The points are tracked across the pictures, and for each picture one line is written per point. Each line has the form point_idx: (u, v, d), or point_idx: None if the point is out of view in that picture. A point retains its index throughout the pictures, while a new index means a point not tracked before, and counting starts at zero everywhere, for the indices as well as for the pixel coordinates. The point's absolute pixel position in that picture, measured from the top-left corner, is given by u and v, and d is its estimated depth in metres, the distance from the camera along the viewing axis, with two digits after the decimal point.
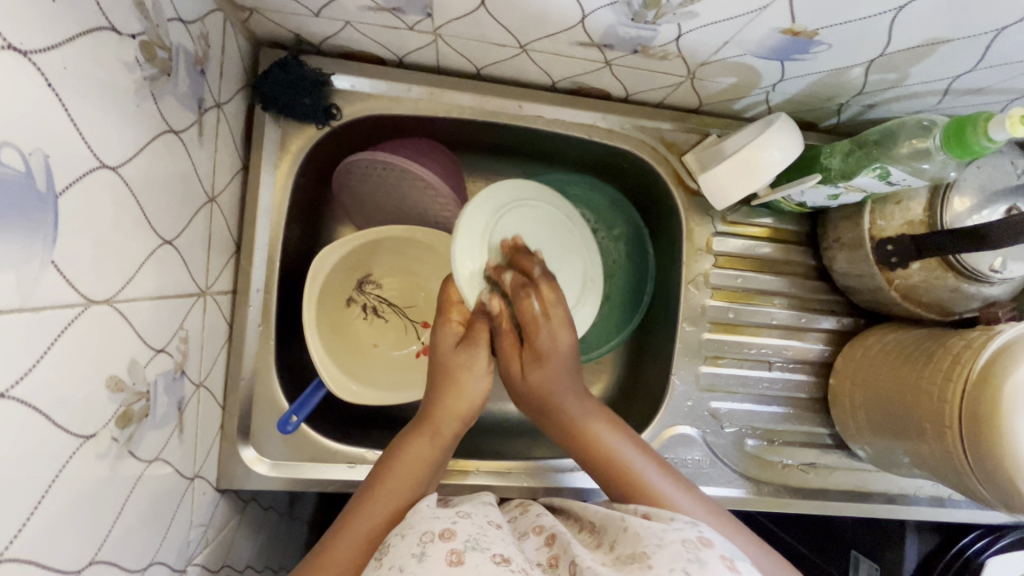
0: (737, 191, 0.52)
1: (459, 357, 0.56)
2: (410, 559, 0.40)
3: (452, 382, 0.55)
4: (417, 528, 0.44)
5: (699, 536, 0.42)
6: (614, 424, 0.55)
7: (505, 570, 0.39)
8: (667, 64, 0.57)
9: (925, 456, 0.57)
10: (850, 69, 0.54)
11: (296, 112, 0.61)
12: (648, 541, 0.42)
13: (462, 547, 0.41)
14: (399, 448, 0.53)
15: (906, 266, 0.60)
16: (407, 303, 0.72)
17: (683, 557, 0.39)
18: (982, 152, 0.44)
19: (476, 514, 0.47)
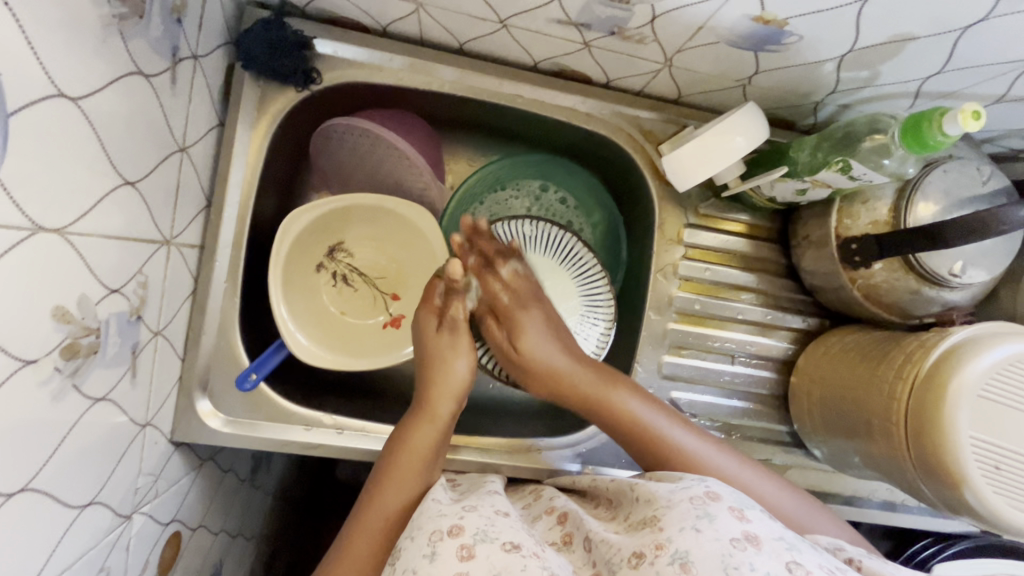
0: (698, 172, 0.52)
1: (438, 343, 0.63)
2: (421, 561, 0.44)
3: (439, 364, 0.62)
4: (425, 528, 0.47)
5: (706, 491, 0.46)
6: (633, 388, 0.61)
7: (515, 556, 0.43)
8: (644, 48, 0.58)
9: (874, 454, 0.57)
10: (823, 65, 0.55)
11: (276, 73, 0.62)
12: (658, 504, 0.46)
13: (472, 541, 0.44)
14: (403, 434, 0.58)
15: (869, 266, 0.61)
16: (378, 274, 0.73)
17: (692, 515, 0.43)
18: (936, 147, 0.44)
19: (483, 505, 0.50)
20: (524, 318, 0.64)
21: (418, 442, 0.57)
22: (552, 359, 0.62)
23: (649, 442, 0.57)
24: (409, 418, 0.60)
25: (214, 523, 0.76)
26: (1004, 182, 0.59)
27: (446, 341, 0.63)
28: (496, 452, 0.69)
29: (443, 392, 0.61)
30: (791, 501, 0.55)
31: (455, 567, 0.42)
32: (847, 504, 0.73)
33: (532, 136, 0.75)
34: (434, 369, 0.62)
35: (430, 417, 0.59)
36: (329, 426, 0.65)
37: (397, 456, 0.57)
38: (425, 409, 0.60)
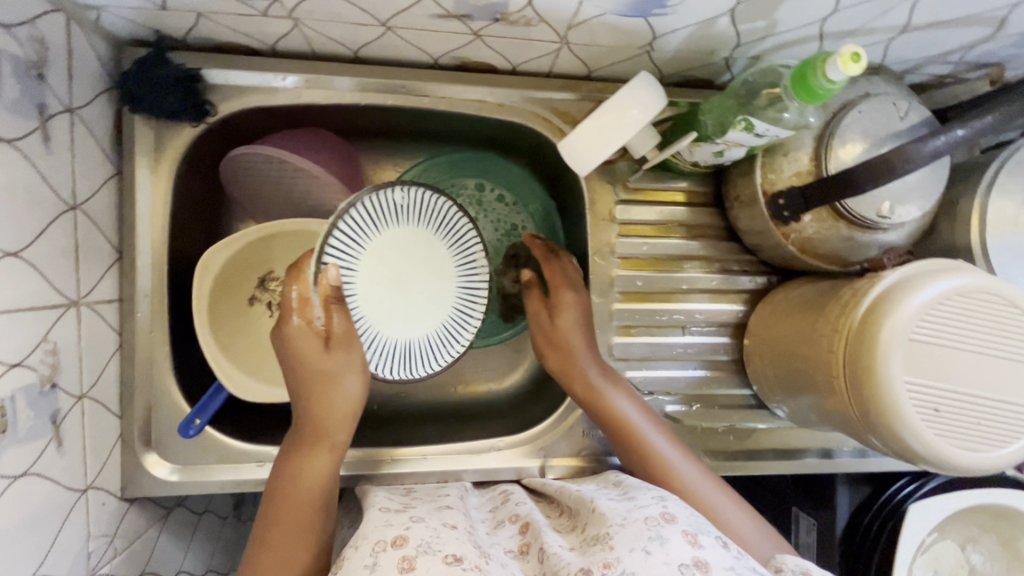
0: (597, 152, 0.49)
1: (327, 363, 0.57)
2: (363, 571, 0.44)
3: (317, 384, 0.57)
4: (369, 538, 0.47)
5: (662, 513, 0.47)
6: (626, 391, 0.63)
7: (455, 568, 0.43)
8: (534, 30, 0.56)
9: (825, 410, 0.56)
10: (717, 20, 0.53)
11: (166, 111, 0.60)
12: (613, 522, 0.47)
13: (414, 553, 0.44)
14: (297, 461, 0.55)
15: (798, 219, 0.59)
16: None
17: (644, 537, 0.44)
18: (825, 95, 0.43)
19: (431, 518, 0.51)
20: (563, 300, 0.66)
21: (313, 471, 0.55)
22: (575, 352, 0.64)
23: (630, 437, 0.61)
24: (297, 445, 0.56)
25: (199, 566, 0.76)
26: (922, 114, 0.57)
27: (336, 363, 0.57)
28: (458, 457, 0.68)
29: (335, 412, 0.57)
30: (721, 497, 0.56)
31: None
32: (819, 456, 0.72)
33: (450, 134, 0.73)
34: (309, 391, 0.57)
35: (329, 442, 0.57)
36: None
37: (290, 491, 0.54)
38: (314, 436, 0.56)
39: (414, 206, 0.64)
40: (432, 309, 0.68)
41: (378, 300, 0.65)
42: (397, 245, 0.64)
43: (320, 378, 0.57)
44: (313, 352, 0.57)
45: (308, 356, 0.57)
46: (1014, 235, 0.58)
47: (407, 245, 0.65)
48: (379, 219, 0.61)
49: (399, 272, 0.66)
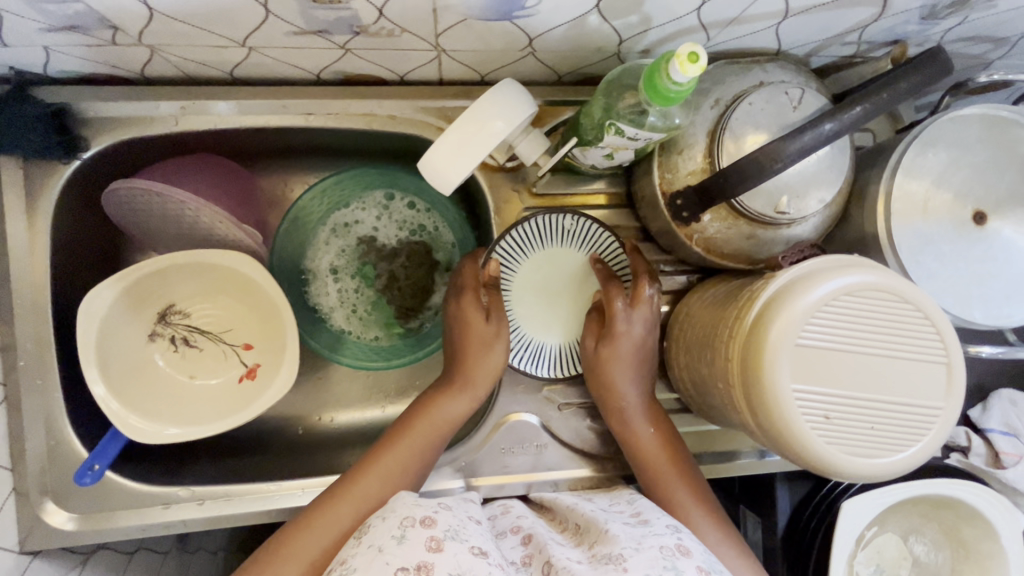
0: (463, 163, 0.46)
1: (483, 330, 0.61)
2: (389, 541, 0.44)
3: (470, 354, 0.61)
4: (397, 513, 0.48)
5: (678, 544, 0.45)
6: (666, 427, 0.61)
7: (481, 561, 0.43)
8: (401, 39, 0.53)
9: (730, 417, 0.54)
10: (587, 18, 0.50)
11: (33, 150, 0.57)
12: (625, 544, 0.46)
13: (441, 535, 0.44)
14: (396, 436, 0.59)
15: (698, 219, 0.57)
16: (222, 328, 0.69)
17: (658, 565, 0.43)
18: (674, 99, 0.40)
19: (457, 509, 0.51)
20: (608, 353, 0.60)
21: (402, 451, 0.58)
22: (619, 381, 0.60)
23: (650, 465, 0.60)
24: (417, 420, 0.60)
25: None
26: (818, 101, 0.54)
27: (488, 330, 0.61)
28: None
29: (482, 365, 0.61)
30: (713, 536, 0.54)
31: (421, 556, 0.42)
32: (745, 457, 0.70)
33: (350, 148, 0.71)
34: (463, 361, 0.61)
35: (430, 423, 0.60)
36: (188, 499, 0.62)
37: (369, 469, 0.56)
38: (454, 396, 0.61)
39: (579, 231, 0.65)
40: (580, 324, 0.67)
41: (534, 314, 0.67)
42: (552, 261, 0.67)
43: (480, 341, 0.61)
44: (474, 318, 0.61)
45: (482, 326, 0.61)
46: (922, 221, 0.56)
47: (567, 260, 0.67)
48: (545, 237, 0.65)
49: (550, 286, 0.68)
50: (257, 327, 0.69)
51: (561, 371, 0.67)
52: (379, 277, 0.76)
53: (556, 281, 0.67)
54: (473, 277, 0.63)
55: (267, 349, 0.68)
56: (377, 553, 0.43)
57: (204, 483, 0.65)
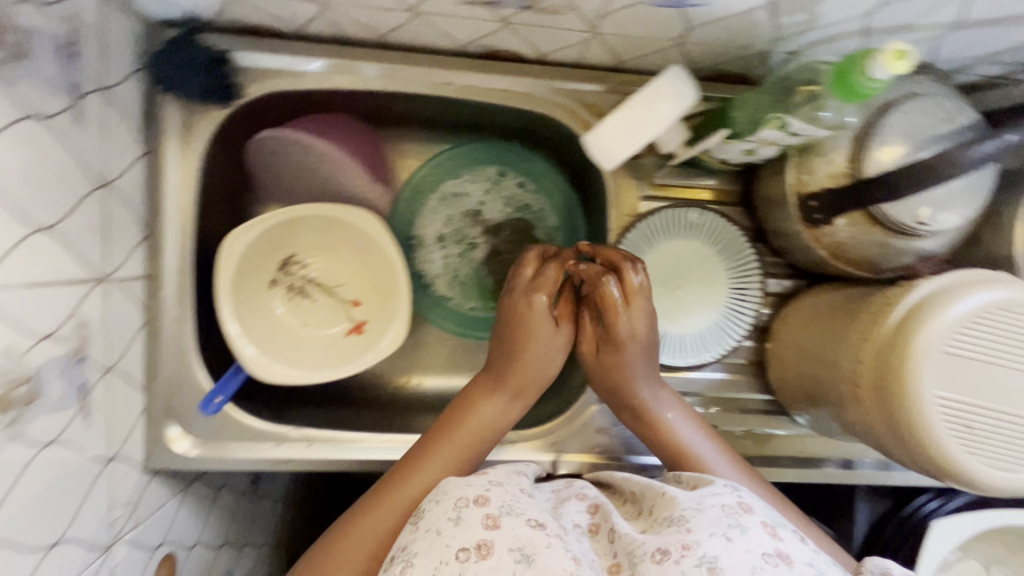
0: (629, 145, 0.48)
1: (540, 321, 0.60)
2: (446, 522, 0.44)
3: (525, 343, 0.60)
4: (450, 494, 0.47)
5: (738, 501, 0.46)
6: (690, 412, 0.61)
7: (540, 533, 0.44)
8: (563, 18, 0.54)
9: (849, 420, 0.55)
10: (755, 12, 0.51)
11: (196, 93, 0.60)
12: (686, 506, 0.47)
13: (497, 512, 0.45)
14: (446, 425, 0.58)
15: (831, 222, 0.57)
16: (335, 282, 0.72)
17: (723, 523, 0.44)
18: (865, 95, 0.41)
19: (507, 480, 0.51)
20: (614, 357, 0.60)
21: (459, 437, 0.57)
22: (629, 379, 0.60)
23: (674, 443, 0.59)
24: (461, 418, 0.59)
25: (214, 537, 0.78)
26: (971, 116, 0.54)
27: (545, 324, 0.60)
28: None
29: (529, 357, 0.60)
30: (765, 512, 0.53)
31: (479, 534, 0.43)
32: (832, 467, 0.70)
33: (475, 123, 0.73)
34: (517, 348, 0.60)
35: (473, 427, 0.58)
36: (297, 439, 0.65)
37: (425, 456, 0.55)
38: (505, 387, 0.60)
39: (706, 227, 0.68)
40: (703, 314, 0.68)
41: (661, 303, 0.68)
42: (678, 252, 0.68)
43: (538, 339, 0.60)
44: (587, 331, 0.62)
45: (534, 323, 0.60)
46: None
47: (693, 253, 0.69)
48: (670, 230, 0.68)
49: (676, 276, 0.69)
50: (369, 285, 0.72)
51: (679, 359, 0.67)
52: (481, 249, 0.78)
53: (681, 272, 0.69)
54: (553, 280, 0.61)
55: (377, 305, 0.71)
56: (436, 536, 0.44)
57: (309, 428, 0.68)
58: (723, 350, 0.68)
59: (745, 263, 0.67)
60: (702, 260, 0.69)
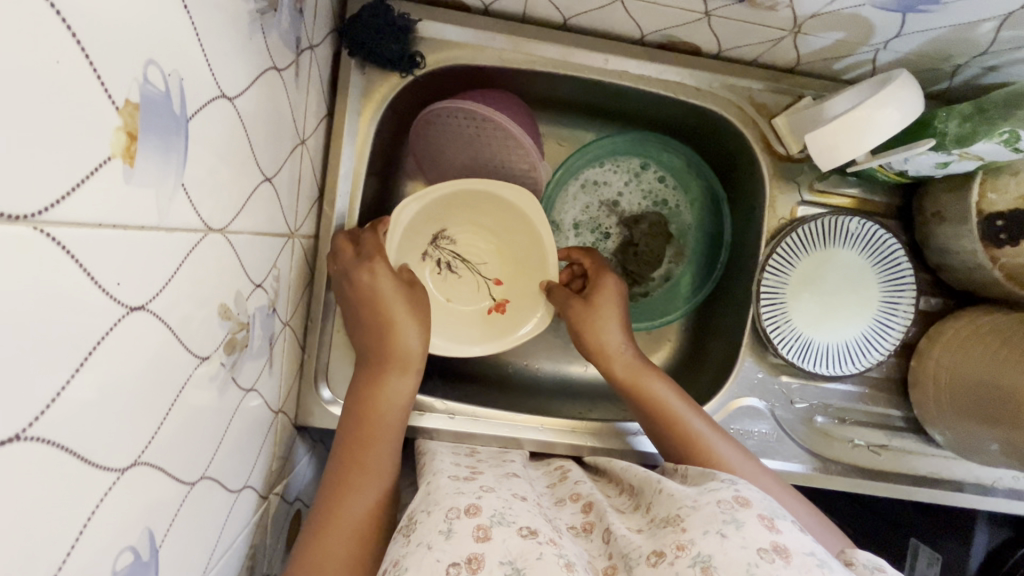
0: (845, 149, 0.49)
1: (398, 299, 0.58)
2: (437, 537, 0.44)
3: (385, 319, 0.58)
4: (442, 505, 0.47)
5: (735, 496, 0.46)
6: (665, 379, 0.62)
7: (531, 542, 0.43)
8: (773, 15, 0.54)
9: (1021, 443, 0.54)
10: (981, 25, 0.50)
11: (382, 59, 0.61)
12: (682, 503, 0.46)
13: (489, 523, 0.44)
14: (371, 386, 0.57)
15: (1016, 245, 0.56)
16: (479, 259, 0.72)
17: (718, 519, 0.43)
18: None
19: (499, 488, 0.51)
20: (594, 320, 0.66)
21: (384, 404, 0.57)
22: (603, 339, 0.64)
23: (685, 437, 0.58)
24: (367, 419, 0.56)
25: None
26: None
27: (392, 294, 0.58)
28: (595, 436, 0.69)
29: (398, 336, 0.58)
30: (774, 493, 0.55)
31: (471, 547, 0.42)
32: (964, 491, 0.68)
33: (631, 114, 0.73)
34: (379, 325, 0.58)
35: (398, 368, 0.58)
36: (441, 411, 0.67)
37: (369, 417, 0.56)
38: (383, 369, 0.58)
39: (859, 237, 0.67)
40: (851, 323, 0.68)
41: (809, 311, 0.68)
42: (831, 263, 0.68)
43: (400, 315, 0.58)
44: (577, 304, 0.65)
45: (384, 299, 0.58)
46: None
47: (844, 265, 0.68)
48: (825, 239, 0.67)
49: (825, 285, 0.68)
50: (514, 266, 0.72)
51: (828, 368, 0.67)
52: (615, 240, 0.78)
53: (830, 283, 0.68)
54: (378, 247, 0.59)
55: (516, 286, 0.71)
56: (427, 551, 0.43)
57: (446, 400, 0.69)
58: (869, 363, 0.67)
59: (898, 276, 0.67)
60: (853, 271, 0.68)
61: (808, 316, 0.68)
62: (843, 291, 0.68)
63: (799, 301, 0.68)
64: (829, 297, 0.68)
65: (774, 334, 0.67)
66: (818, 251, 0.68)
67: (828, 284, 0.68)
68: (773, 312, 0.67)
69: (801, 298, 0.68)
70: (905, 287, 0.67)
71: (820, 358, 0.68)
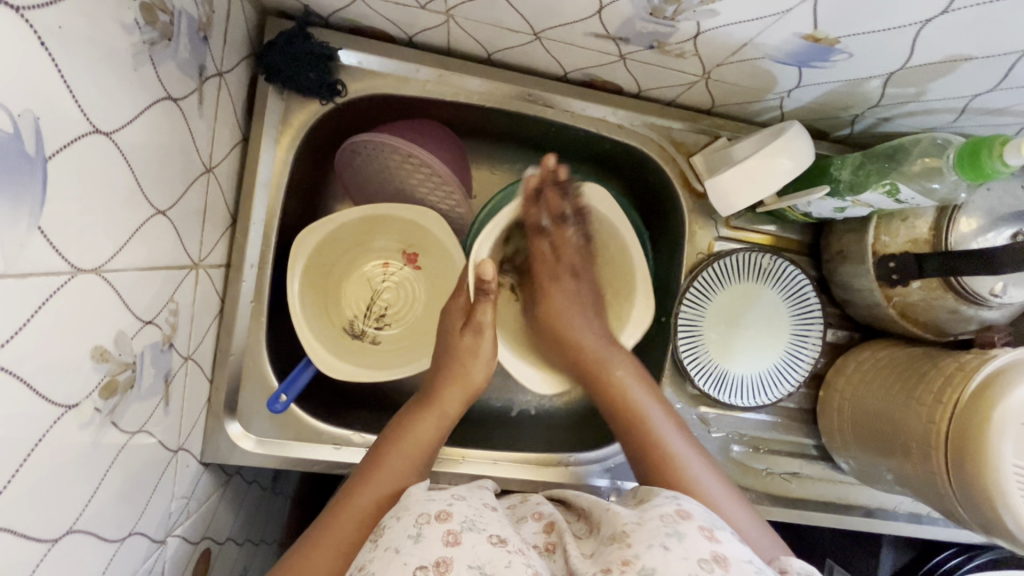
0: (744, 194, 0.56)
1: (466, 340, 0.61)
2: (406, 541, 0.41)
3: (459, 364, 0.61)
4: (412, 510, 0.44)
5: (678, 509, 0.44)
6: (655, 398, 0.59)
7: (501, 550, 0.41)
8: (683, 61, 0.56)
9: (909, 475, 0.57)
10: (868, 81, 0.53)
11: (300, 86, 0.60)
12: (626, 520, 0.44)
13: (459, 528, 0.42)
14: (407, 422, 0.57)
15: (906, 285, 0.59)
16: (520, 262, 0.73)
17: (661, 533, 0.41)
18: (996, 174, 0.46)
19: (472, 495, 0.48)
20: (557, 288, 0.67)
21: (415, 436, 0.55)
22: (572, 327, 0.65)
23: (620, 404, 0.59)
24: (400, 437, 0.55)
25: (243, 535, 0.75)
26: None
27: (467, 340, 0.61)
28: (518, 468, 0.69)
29: (456, 383, 0.60)
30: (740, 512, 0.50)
31: (438, 551, 0.40)
32: (872, 516, 0.71)
33: (561, 147, 0.73)
34: (451, 367, 0.61)
35: (437, 411, 0.58)
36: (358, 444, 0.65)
37: (400, 442, 0.55)
38: (432, 404, 0.58)
39: (769, 272, 0.71)
40: (763, 353, 0.71)
41: (722, 338, 0.71)
42: (749, 295, 0.71)
43: (468, 351, 0.61)
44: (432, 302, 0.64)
45: (469, 343, 0.61)
46: None
47: (761, 301, 0.72)
48: (738, 274, 0.70)
49: (742, 317, 0.72)
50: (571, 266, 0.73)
51: (741, 400, 0.70)
52: None
53: (747, 314, 0.72)
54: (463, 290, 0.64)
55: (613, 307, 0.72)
56: (394, 555, 0.40)
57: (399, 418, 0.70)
58: (780, 395, 0.70)
59: (808, 311, 0.70)
60: (766, 304, 0.72)
61: (723, 341, 0.71)
62: (759, 323, 0.72)
63: (715, 328, 0.71)
64: (744, 328, 0.71)
65: (688, 362, 0.69)
66: (737, 282, 0.71)
67: (746, 313, 0.72)
68: (691, 345, 0.70)
69: (717, 326, 0.71)
70: (813, 322, 0.70)
71: (735, 389, 0.70)
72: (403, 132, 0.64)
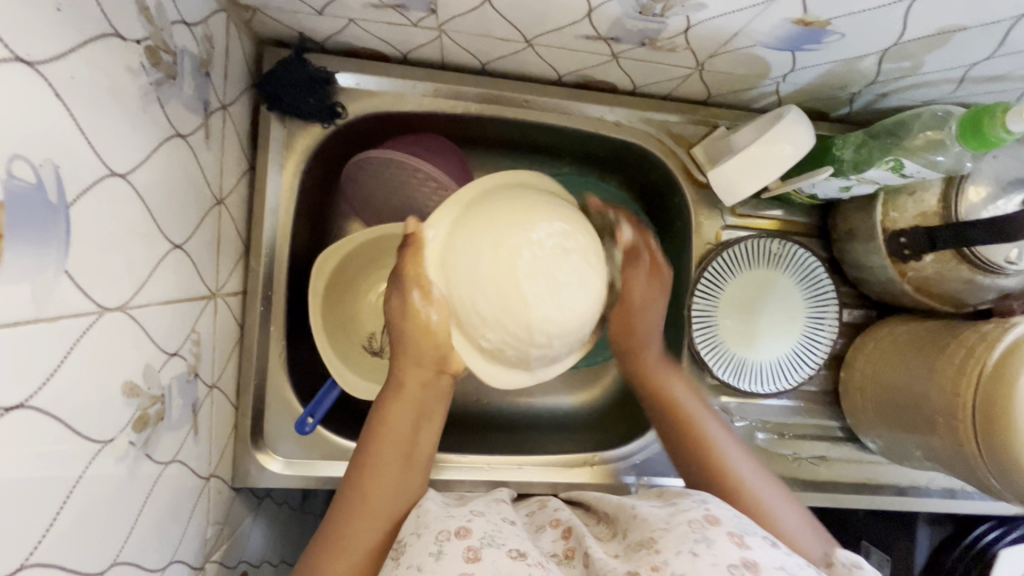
0: (749, 180, 0.56)
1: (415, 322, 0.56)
2: (428, 558, 0.41)
3: (411, 348, 0.56)
4: (432, 528, 0.45)
5: (706, 515, 0.44)
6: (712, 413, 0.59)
7: (521, 564, 0.41)
8: (676, 55, 0.56)
9: (937, 450, 0.57)
10: (863, 59, 0.53)
11: (300, 111, 0.61)
12: (655, 526, 0.44)
13: (479, 544, 0.42)
14: (379, 414, 0.55)
15: (919, 258, 0.58)
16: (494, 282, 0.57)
17: (689, 539, 0.41)
18: (1000, 143, 0.46)
19: (490, 511, 0.49)
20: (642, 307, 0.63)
21: (393, 427, 0.54)
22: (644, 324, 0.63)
23: (696, 441, 0.57)
24: (379, 433, 0.54)
25: (277, 556, 0.76)
26: None
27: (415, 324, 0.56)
28: (543, 472, 0.69)
29: (416, 365, 0.57)
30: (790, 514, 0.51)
31: (461, 567, 0.40)
32: (904, 494, 0.71)
33: (561, 150, 0.74)
34: (406, 355, 0.57)
35: (408, 399, 0.56)
36: None
37: (380, 437, 0.53)
38: (398, 390, 0.56)
39: (779, 257, 0.71)
40: (774, 340, 0.71)
41: (734, 325, 0.71)
42: (759, 282, 0.71)
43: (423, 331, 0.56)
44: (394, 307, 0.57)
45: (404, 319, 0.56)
46: None
47: (772, 288, 0.72)
48: (748, 261, 0.70)
49: (754, 302, 0.71)
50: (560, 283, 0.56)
51: (763, 387, 0.70)
52: None
53: (758, 301, 0.71)
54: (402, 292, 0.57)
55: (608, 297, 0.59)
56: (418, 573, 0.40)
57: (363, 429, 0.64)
58: (801, 378, 0.70)
59: (821, 292, 0.70)
60: (778, 287, 0.72)
61: (734, 329, 0.71)
62: (770, 311, 0.71)
63: (728, 316, 0.71)
64: (755, 315, 0.71)
65: (706, 353, 0.69)
66: (749, 268, 0.71)
67: (759, 301, 0.71)
68: (707, 336, 0.70)
69: (730, 314, 0.71)
70: (828, 304, 0.70)
71: (755, 376, 0.70)
72: (406, 147, 0.65)
